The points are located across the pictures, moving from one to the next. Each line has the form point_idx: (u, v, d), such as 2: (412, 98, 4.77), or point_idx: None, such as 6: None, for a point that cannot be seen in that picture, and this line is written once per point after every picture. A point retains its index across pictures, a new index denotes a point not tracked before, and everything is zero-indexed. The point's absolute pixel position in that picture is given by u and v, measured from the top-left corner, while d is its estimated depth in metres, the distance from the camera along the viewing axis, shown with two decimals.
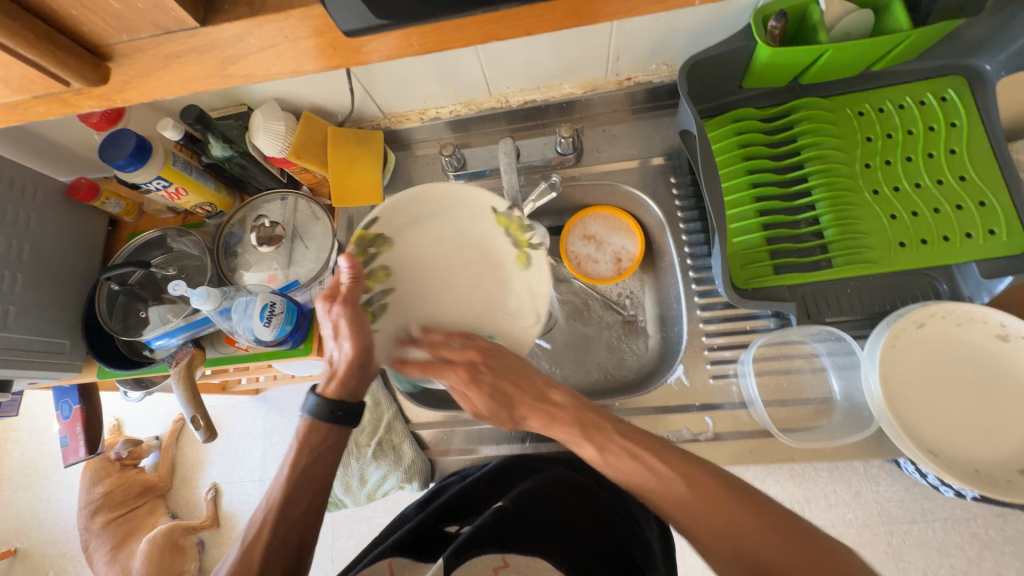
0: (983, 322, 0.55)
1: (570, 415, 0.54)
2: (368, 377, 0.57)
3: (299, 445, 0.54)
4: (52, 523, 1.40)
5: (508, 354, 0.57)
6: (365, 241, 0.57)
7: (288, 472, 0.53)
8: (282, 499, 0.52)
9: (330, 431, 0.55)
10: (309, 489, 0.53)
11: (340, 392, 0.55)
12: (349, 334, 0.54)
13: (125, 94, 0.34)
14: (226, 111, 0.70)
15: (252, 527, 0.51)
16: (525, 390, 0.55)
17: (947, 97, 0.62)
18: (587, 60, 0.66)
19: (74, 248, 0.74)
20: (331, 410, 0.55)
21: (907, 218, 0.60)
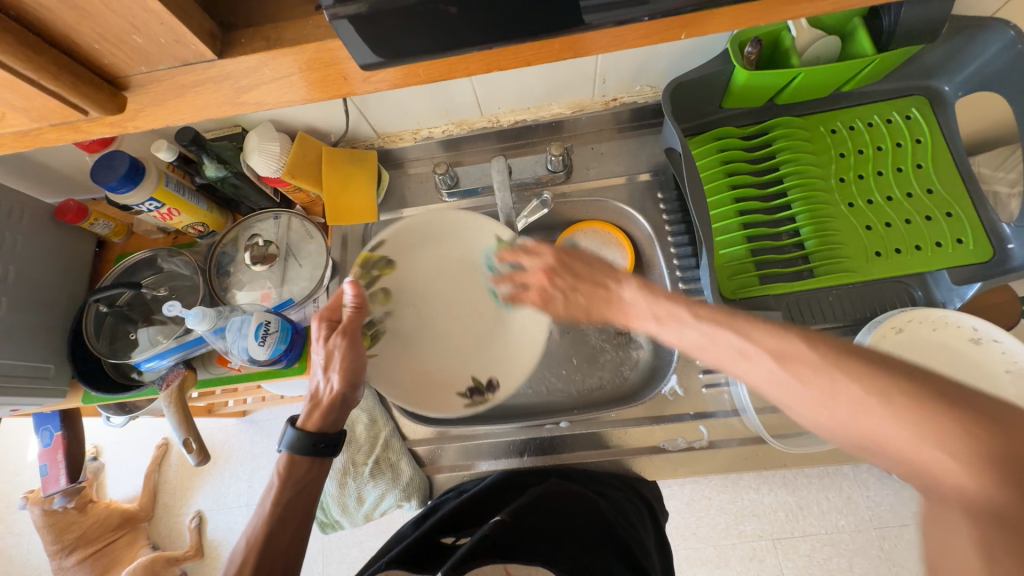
0: (956, 326, 0.58)
1: (643, 307, 0.47)
2: (348, 409, 0.57)
3: (281, 481, 0.53)
4: (24, 559, 1.33)
5: (592, 255, 0.54)
6: (369, 263, 0.63)
7: (271, 507, 0.52)
8: (263, 535, 0.51)
9: (314, 463, 0.55)
10: (294, 520, 0.53)
11: (321, 423, 0.56)
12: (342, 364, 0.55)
13: (138, 121, 0.34)
14: (220, 133, 0.70)
15: (234, 563, 0.50)
16: (586, 280, 0.53)
17: (912, 115, 0.66)
18: (575, 82, 0.69)
19: (62, 270, 0.73)
20: (313, 442, 0.54)
21: (881, 229, 0.63)
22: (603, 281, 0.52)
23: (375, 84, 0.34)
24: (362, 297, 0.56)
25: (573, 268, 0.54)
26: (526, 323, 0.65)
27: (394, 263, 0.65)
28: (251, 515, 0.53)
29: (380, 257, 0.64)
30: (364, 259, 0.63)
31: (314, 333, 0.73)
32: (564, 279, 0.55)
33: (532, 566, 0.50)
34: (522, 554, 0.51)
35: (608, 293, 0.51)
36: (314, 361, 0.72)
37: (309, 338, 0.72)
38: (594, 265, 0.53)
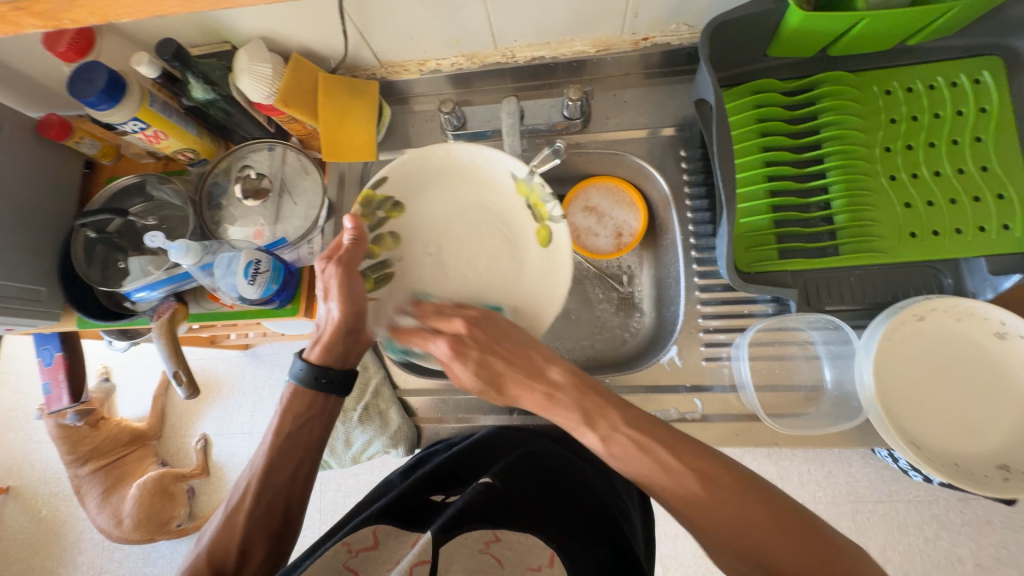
0: (983, 319, 0.54)
1: (570, 398, 0.49)
2: (357, 344, 0.56)
3: (283, 412, 0.54)
4: (43, 464, 1.42)
5: (499, 324, 0.54)
6: (373, 203, 0.60)
7: (272, 440, 0.53)
8: (264, 467, 0.52)
9: (316, 397, 0.55)
10: (294, 456, 0.54)
11: (326, 358, 0.55)
12: (349, 298, 0.53)
13: (70, 13, 0.31)
14: (208, 49, 0.64)
15: (237, 492, 0.52)
16: (518, 366, 0.51)
17: (981, 79, 0.59)
18: (602, 14, 0.61)
19: (49, 190, 0.70)
20: (315, 375, 0.54)
21: (921, 207, 0.58)
22: (531, 353, 0.52)
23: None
24: (360, 229, 0.54)
25: (494, 327, 0.54)
26: (547, 272, 0.62)
27: (401, 207, 0.63)
28: (258, 445, 0.55)
29: (383, 198, 0.61)
30: (367, 198, 0.60)
31: (307, 275, 0.70)
32: (485, 334, 0.53)
33: (525, 534, 0.51)
34: (513, 522, 0.52)
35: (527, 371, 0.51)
36: (308, 302, 0.71)
37: (303, 279, 0.70)
38: (513, 344, 0.53)
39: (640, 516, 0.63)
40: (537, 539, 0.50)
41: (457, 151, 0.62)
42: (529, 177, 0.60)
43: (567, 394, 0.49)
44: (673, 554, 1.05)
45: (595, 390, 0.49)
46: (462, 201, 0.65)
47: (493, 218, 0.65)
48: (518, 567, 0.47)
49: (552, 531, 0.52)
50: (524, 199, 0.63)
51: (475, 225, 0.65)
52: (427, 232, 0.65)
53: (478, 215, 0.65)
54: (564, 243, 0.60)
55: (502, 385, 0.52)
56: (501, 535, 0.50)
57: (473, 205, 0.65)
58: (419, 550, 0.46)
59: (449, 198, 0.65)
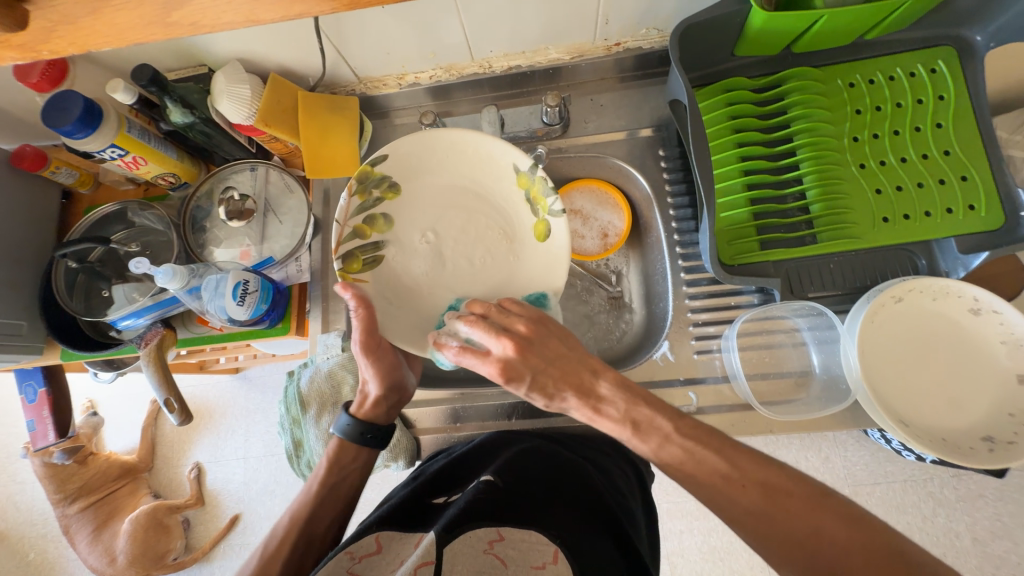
0: (957, 296, 0.56)
1: (619, 410, 0.49)
2: (399, 400, 0.61)
3: (330, 463, 0.58)
4: (29, 506, 1.37)
5: (551, 335, 0.52)
6: (369, 180, 0.59)
7: (318, 487, 0.57)
8: (307, 514, 0.56)
9: (361, 451, 0.59)
10: (337, 504, 0.58)
11: (373, 415, 0.60)
12: (381, 367, 0.57)
13: (49, 43, 0.32)
14: (185, 73, 0.64)
15: (273, 538, 0.55)
16: (571, 381, 0.50)
17: (937, 68, 0.61)
18: (575, 22, 0.62)
19: (25, 223, 0.69)
20: (361, 431, 0.58)
21: (891, 193, 0.60)
22: (582, 368, 0.51)
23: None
24: (360, 296, 0.53)
25: (542, 342, 0.51)
26: (545, 265, 0.63)
27: (397, 187, 0.62)
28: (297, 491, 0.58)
29: (378, 176, 0.60)
30: (363, 173, 0.59)
31: (297, 293, 0.71)
32: (535, 355, 0.50)
33: (528, 531, 0.50)
34: (516, 520, 0.51)
35: (579, 386, 0.50)
36: (298, 320, 0.71)
37: (291, 298, 0.70)
38: (561, 361, 0.51)
39: (643, 513, 0.63)
40: (542, 535, 0.50)
41: (461, 138, 0.61)
42: (533, 170, 0.60)
43: (614, 407, 0.49)
44: (679, 551, 1.05)
45: (644, 400, 0.49)
46: (460, 185, 0.64)
47: (491, 207, 0.64)
48: (522, 566, 0.47)
49: (555, 528, 0.51)
50: (525, 192, 0.62)
51: (470, 214, 0.64)
52: (423, 217, 0.64)
53: (475, 203, 0.64)
54: (563, 238, 0.61)
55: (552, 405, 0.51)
56: (505, 533, 0.50)
57: (468, 193, 0.64)
58: (422, 551, 0.46)
59: (448, 181, 0.64)
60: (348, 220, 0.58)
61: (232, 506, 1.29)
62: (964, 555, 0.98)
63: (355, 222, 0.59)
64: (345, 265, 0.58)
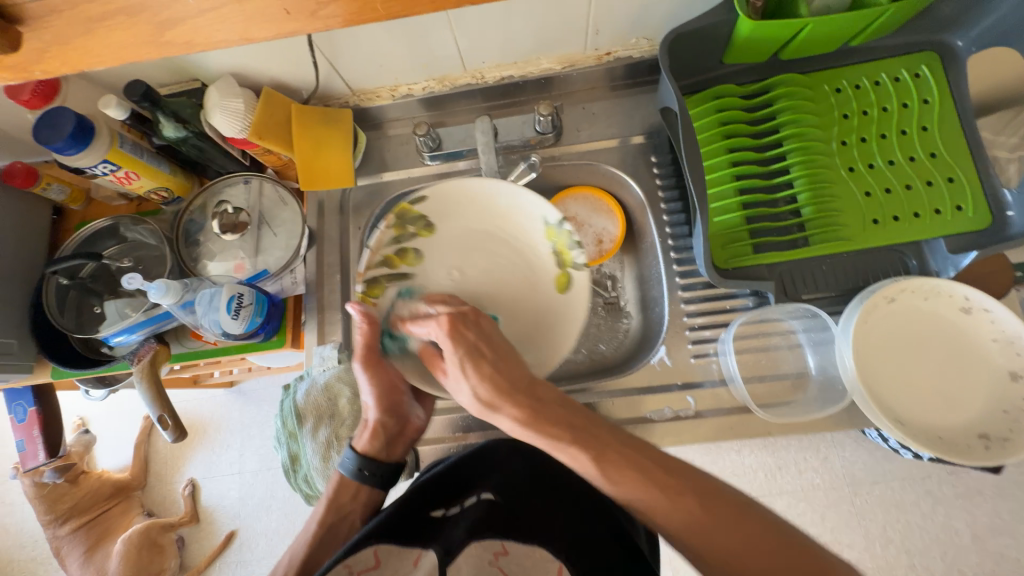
0: (949, 296, 0.57)
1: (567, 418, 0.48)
2: (399, 438, 0.61)
3: (328, 503, 0.59)
4: (18, 528, 1.34)
5: (498, 332, 0.53)
6: (406, 216, 0.61)
7: (316, 528, 0.58)
8: (305, 557, 0.57)
9: (359, 488, 0.60)
10: (336, 545, 0.58)
11: (373, 448, 0.60)
12: (382, 394, 0.59)
13: (43, 63, 0.32)
14: (178, 88, 0.64)
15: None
16: (510, 374, 0.50)
17: (921, 73, 0.63)
18: (566, 32, 0.63)
19: (15, 239, 0.68)
20: (359, 468, 0.59)
21: (880, 195, 0.61)
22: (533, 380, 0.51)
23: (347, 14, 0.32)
24: (368, 314, 0.55)
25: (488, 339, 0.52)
26: (564, 316, 0.61)
27: (433, 226, 0.63)
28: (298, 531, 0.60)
29: (418, 215, 0.62)
30: (403, 211, 0.61)
31: (292, 305, 0.70)
32: (476, 334, 0.52)
33: (530, 545, 0.52)
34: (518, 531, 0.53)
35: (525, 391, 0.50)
36: (294, 333, 0.70)
37: (287, 310, 0.70)
38: (505, 350, 0.52)
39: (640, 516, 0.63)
40: (542, 550, 0.51)
41: (498, 192, 0.62)
42: (561, 223, 0.61)
43: (560, 411, 0.48)
44: (681, 556, 1.04)
45: (579, 411, 0.49)
46: (486, 230, 0.64)
47: (518, 257, 0.64)
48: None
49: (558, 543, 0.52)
50: (551, 244, 0.62)
51: (497, 259, 0.64)
52: (449, 255, 0.64)
53: (501, 248, 0.64)
54: (581, 289, 0.61)
55: (478, 382, 0.50)
56: (509, 547, 0.51)
57: (495, 240, 0.64)
58: (426, 574, 0.48)
59: (483, 225, 0.64)
60: (379, 249, 0.60)
61: (228, 523, 1.27)
62: (964, 553, 0.98)
63: (387, 251, 0.61)
64: (368, 288, 0.59)
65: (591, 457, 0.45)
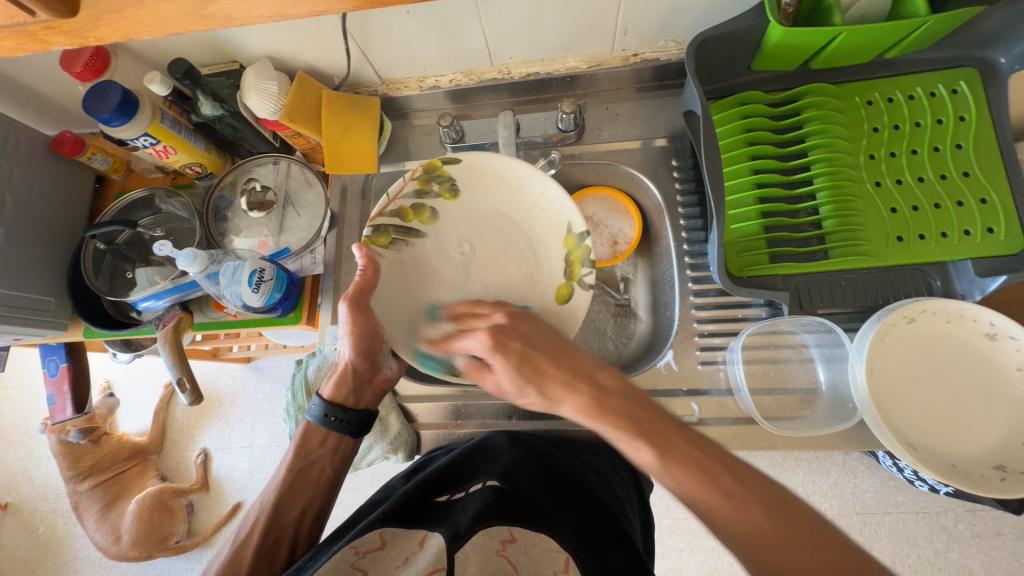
0: (972, 320, 0.55)
1: (617, 402, 0.47)
2: (366, 386, 0.62)
3: (296, 449, 0.60)
4: (43, 480, 1.41)
5: (538, 321, 0.53)
6: (432, 174, 0.63)
7: (285, 474, 0.59)
8: (274, 503, 0.58)
9: (328, 435, 0.61)
10: (305, 492, 0.60)
11: (340, 395, 0.61)
12: (360, 339, 0.57)
13: (96, 30, 0.34)
14: (218, 68, 0.67)
15: (244, 527, 0.57)
16: (563, 367, 0.49)
17: (959, 89, 0.61)
18: (594, 31, 0.63)
19: (60, 204, 0.72)
20: (326, 413, 0.60)
21: (907, 212, 0.59)
22: (578, 357, 0.50)
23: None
24: (372, 261, 0.56)
25: (532, 340, 0.51)
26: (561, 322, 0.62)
27: (457, 192, 0.64)
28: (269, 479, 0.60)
29: (446, 176, 0.63)
30: (430, 167, 0.62)
31: (310, 284, 0.73)
32: (526, 326, 0.52)
33: (539, 533, 0.50)
34: (528, 521, 0.51)
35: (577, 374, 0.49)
36: (310, 311, 0.73)
37: (304, 289, 0.72)
38: (556, 345, 0.51)
39: (639, 514, 0.63)
40: (552, 542, 0.50)
41: (526, 176, 0.63)
42: (582, 235, 0.61)
43: (617, 401, 0.47)
44: (678, 569, 1.03)
45: (648, 404, 0.47)
46: (503, 212, 0.65)
47: (529, 247, 0.65)
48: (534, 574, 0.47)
49: (565, 534, 0.51)
50: (565, 253, 0.63)
51: (507, 244, 0.65)
52: (465, 229, 0.65)
53: (515, 233, 0.65)
54: (578, 308, 0.61)
55: (540, 386, 0.48)
56: (517, 535, 0.50)
57: (510, 223, 0.65)
58: (433, 558, 0.46)
59: (501, 205, 0.65)
60: (398, 199, 0.61)
61: (236, 493, 1.31)
62: None
63: (403, 202, 0.62)
64: (374, 235, 0.60)
65: (656, 451, 0.44)
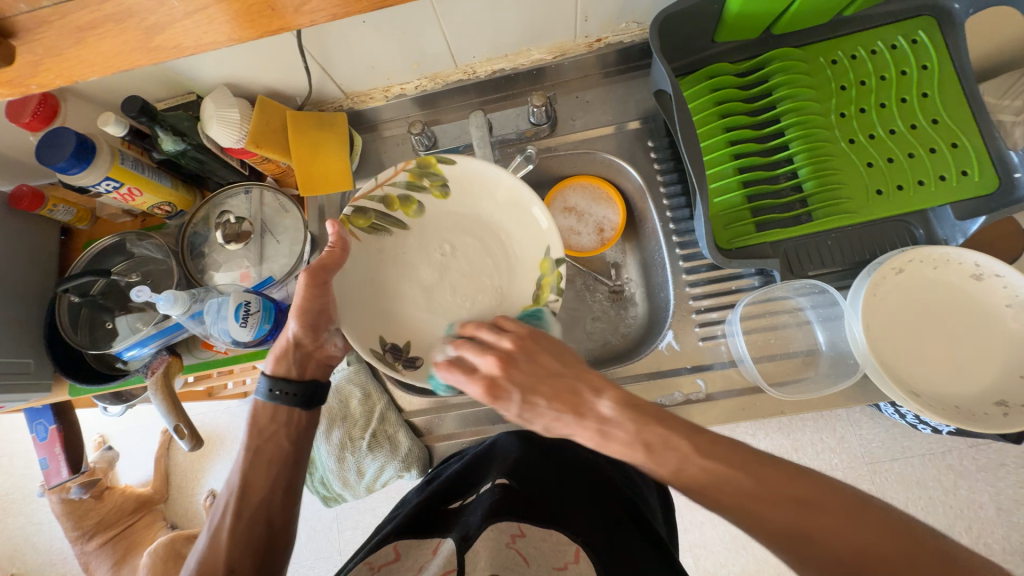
0: (958, 263, 0.56)
1: (627, 432, 0.45)
2: (307, 363, 0.60)
3: (250, 429, 0.58)
4: (48, 545, 1.37)
5: (546, 358, 0.51)
6: (427, 171, 0.62)
7: (243, 454, 0.57)
8: (242, 484, 0.56)
9: (278, 411, 0.59)
10: (270, 467, 0.57)
11: (285, 371, 0.59)
12: (307, 316, 0.55)
13: (38, 77, 0.32)
14: (174, 101, 0.65)
15: (219, 513, 0.56)
16: (566, 403, 0.48)
17: (918, 39, 0.62)
18: (555, 21, 0.63)
19: (26, 262, 0.69)
20: (271, 389, 0.58)
21: (883, 165, 0.60)
22: (577, 388, 0.49)
23: (329, 9, 0.32)
24: (343, 238, 0.55)
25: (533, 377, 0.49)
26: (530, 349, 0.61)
27: (447, 193, 0.64)
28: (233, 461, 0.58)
29: (440, 175, 0.63)
30: (426, 164, 0.62)
31: None
32: (522, 372, 0.50)
33: (550, 530, 0.48)
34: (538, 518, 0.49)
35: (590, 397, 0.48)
36: None
37: None
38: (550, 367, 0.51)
39: (656, 497, 0.64)
40: (562, 535, 0.47)
41: (499, 180, 0.62)
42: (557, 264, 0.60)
43: (620, 429, 0.46)
44: (702, 543, 1.04)
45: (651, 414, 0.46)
46: (484, 218, 0.64)
47: (503, 260, 0.64)
48: (544, 567, 0.44)
49: (576, 527, 0.49)
50: (539, 276, 0.62)
51: (484, 253, 0.64)
52: (447, 231, 0.65)
53: (493, 243, 0.64)
54: None
55: (544, 425, 0.49)
56: (527, 530, 0.47)
57: (488, 231, 0.64)
58: (445, 560, 0.45)
59: (481, 210, 0.64)
60: (386, 186, 0.62)
61: None
62: (989, 526, 0.96)
63: (392, 190, 0.62)
64: (354, 216, 0.60)
65: (691, 446, 0.44)
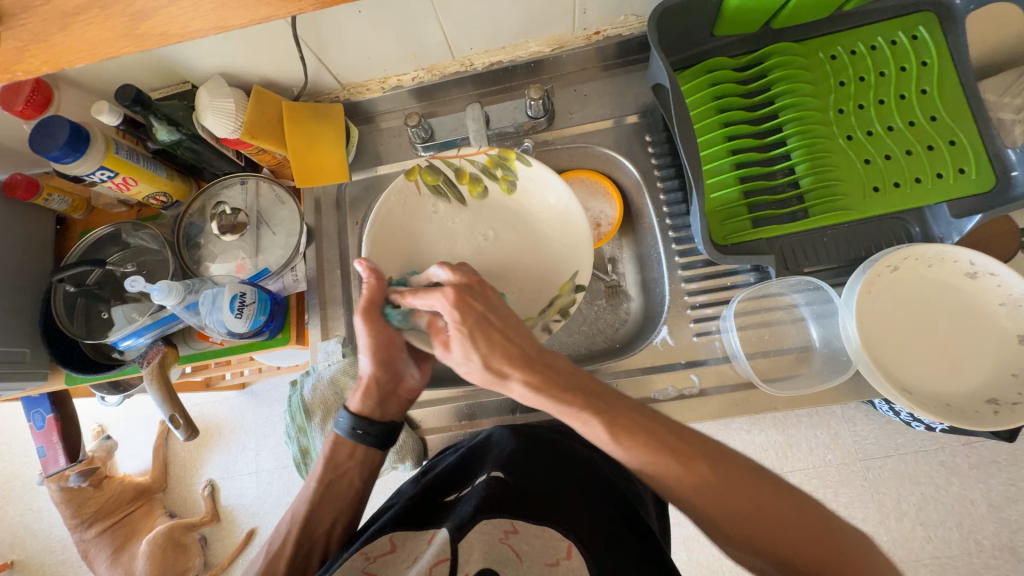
0: (953, 262, 0.56)
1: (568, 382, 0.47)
2: (393, 399, 0.61)
3: (325, 463, 0.59)
4: (47, 533, 1.38)
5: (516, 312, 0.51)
6: (502, 163, 0.62)
7: (314, 487, 0.58)
8: (305, 514, 0.58)
9: (353, 447, 0.60)
10: (335, 501, 0.59)
11: (369, 411, 0.59)
12: (378, 352, 0.55)
13: (23, 63, 0.32)
14: (169, 91, 0.65)
15: (279, 532, 0.58)
16: (514, 340, 0.49)
17: (918, 35, 0.61)
18: (554, 13, 0.62)
19: (21, 251, 0.69)
20: (353, 427, 0.58)
21: (880, 162, 0.60)
22: (522, 338, 0.49)
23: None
24: (375, 272, 0.52)
25: (493, 314, 0.49)
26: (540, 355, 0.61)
27: (514, 189, 0.64)
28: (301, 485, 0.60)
29: (513, 171, 0.62)
30: (504, 156, 0.62)
31: (294, 303, 0.71)
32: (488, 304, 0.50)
33: (543, 526, 0.48)
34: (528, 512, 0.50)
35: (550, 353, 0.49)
36: (298, 330, 0.71)
37: (289, 308, 0.71)
38: (511, 319, 0.50)
39: (649, 493, 0.64)
40: (554, 531, 0.48)
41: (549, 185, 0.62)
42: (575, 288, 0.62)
43: (565, 378, 0.47)
44: (696, 537, 1.05)
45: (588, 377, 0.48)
46: (529, 216, 0.64)
47: (536, 261, 0.64)
48: (536, 564, 0.44)
49: (568, 522, 0.49)
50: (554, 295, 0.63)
51: (517, 254, 0.64)
52: (497, 221, 0.64)
53: (530, 245, 0.64)
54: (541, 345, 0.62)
55: (487, 355, 0.48)
56: (519, 526, 0.48)
57: (532, 233, 0.64)
58: (437, 550, 0.46)
59: (528, 207, 0.64)
60: (464, 158, 0.62)
61: (248, 520, 1.30)
62: (980, 522, 0.97)
63: (466, 164, 0.62)
64: (423, 169, 0.61)
65: (602, 423, 0.44)
